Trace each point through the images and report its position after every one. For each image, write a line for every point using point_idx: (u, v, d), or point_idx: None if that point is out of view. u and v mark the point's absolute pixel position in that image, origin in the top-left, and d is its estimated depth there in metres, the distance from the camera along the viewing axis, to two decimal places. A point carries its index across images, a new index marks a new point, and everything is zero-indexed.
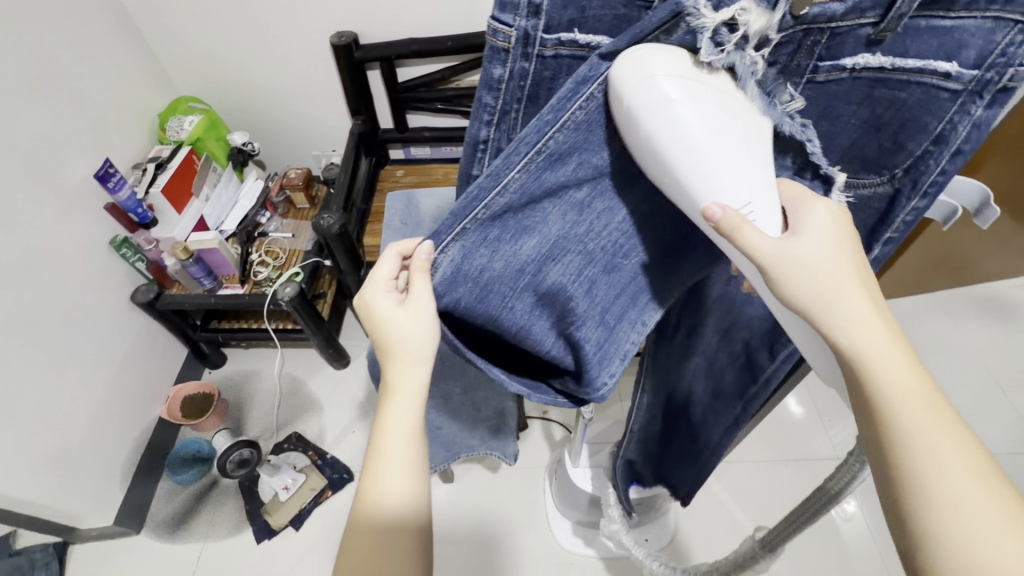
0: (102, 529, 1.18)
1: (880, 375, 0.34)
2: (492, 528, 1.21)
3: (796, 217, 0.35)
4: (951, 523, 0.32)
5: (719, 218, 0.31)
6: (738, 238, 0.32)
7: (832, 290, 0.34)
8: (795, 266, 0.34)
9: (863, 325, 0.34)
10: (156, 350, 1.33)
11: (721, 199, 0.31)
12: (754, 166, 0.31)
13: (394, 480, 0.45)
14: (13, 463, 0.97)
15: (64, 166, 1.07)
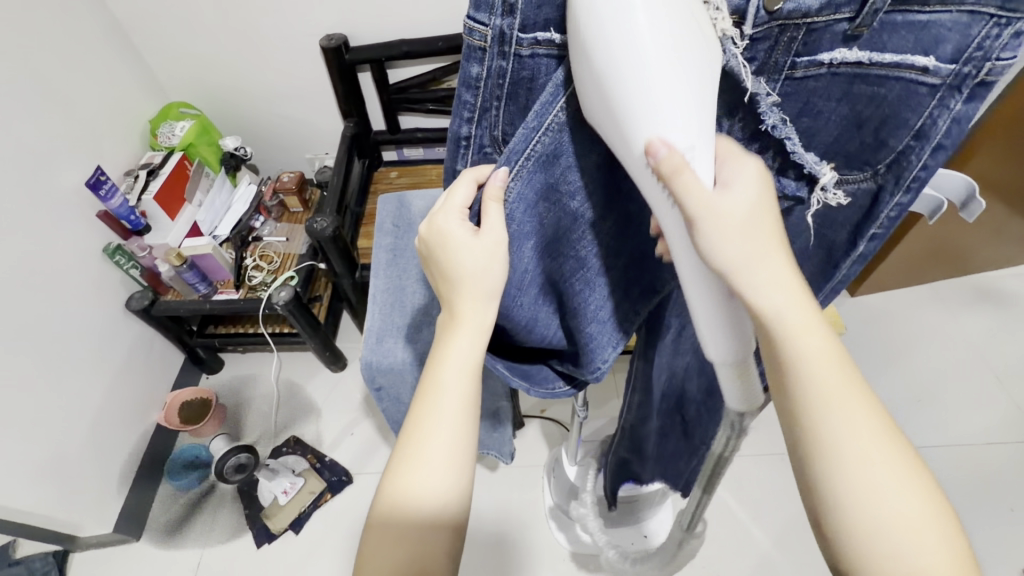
0: (103, 536, 1.18)
1: (803, 353, 0.34)
2: (492, 528, 1.21)
3: (725, 170, 0.34)
4: (855, 477, 0.33)
5: (661, 157, 0.29)
6: (676, 181, 0.30)
7: (760, 251, 0.33)
8: (724, 223, 0.32)
9: (778, 285, 0.34)
10: (153, 357, 1.33)
11: (667, 135, 0.29)
12: (703, 107, 0.29)
13: (431, 476, 0.40)
14: (10, 473, 0.97)
15: (56, 174, 1.06)
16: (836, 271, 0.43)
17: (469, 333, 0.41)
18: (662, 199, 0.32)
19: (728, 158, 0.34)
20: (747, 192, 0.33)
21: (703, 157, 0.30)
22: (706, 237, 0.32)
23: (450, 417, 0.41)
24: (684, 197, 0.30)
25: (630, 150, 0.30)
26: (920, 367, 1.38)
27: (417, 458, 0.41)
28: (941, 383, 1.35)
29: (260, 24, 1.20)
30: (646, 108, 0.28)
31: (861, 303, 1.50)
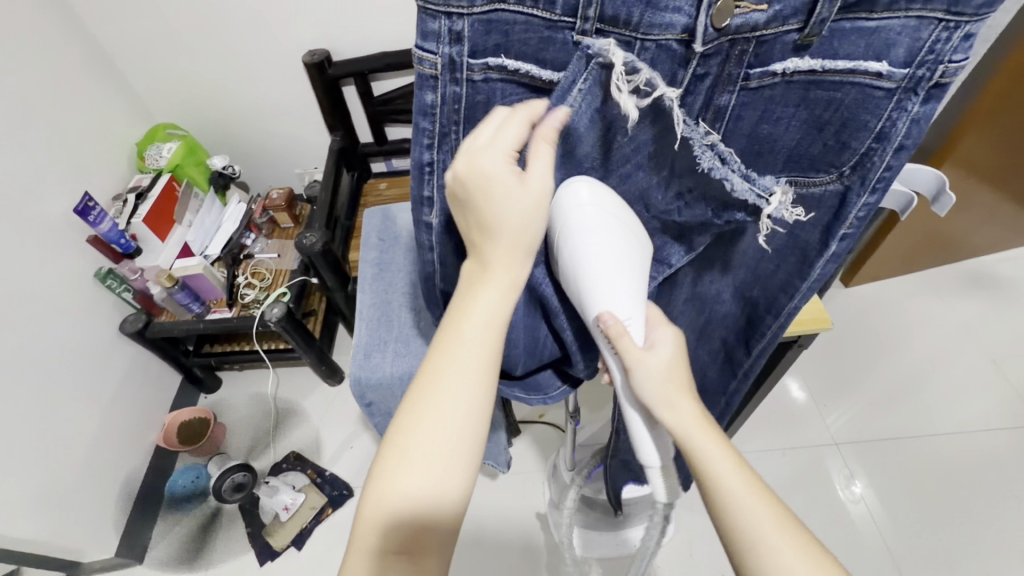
0: (104, 561, 1.18)
1: (714, 477, 0.39)
2: (493, 535, 1.21)
3: (653, 332, 0.42)
4: None
5: (610, 324, 0.38)
6: (620, 342, 0.38)
7: (672, 395, 0.40)
8: (652, 371, 0.39)
9: (694, 422, 0.40)
10: (149, 379, 1.33)
11: (614, 309, 0.38)
12: (635, 283, 0.39)
13: (423, 478, 0.37)
14: (10, 502, 0.97)
15: (44, 202, 1.07)
16: (812, 270, 0.43)
17: (496, 292, 0.38)
18: (607, 348, 0.41)
19: (655, 322, 0.42)
20: (668, 349, 0.41)
21: (637, 322, 0.39)
22: (637, 379, 0.40)
23: (457, 415, 0.37)
24: (625, 353, 0.39)
25: (588, 315, 0.40)
26: (915, 356, 1.38)
27: (409, 458, 0.37)
28: (938, 370, 1.35)
29: (242, 43, 1.21)
30: (590, 285, 0.38)
31: (855, 294, 1.49)
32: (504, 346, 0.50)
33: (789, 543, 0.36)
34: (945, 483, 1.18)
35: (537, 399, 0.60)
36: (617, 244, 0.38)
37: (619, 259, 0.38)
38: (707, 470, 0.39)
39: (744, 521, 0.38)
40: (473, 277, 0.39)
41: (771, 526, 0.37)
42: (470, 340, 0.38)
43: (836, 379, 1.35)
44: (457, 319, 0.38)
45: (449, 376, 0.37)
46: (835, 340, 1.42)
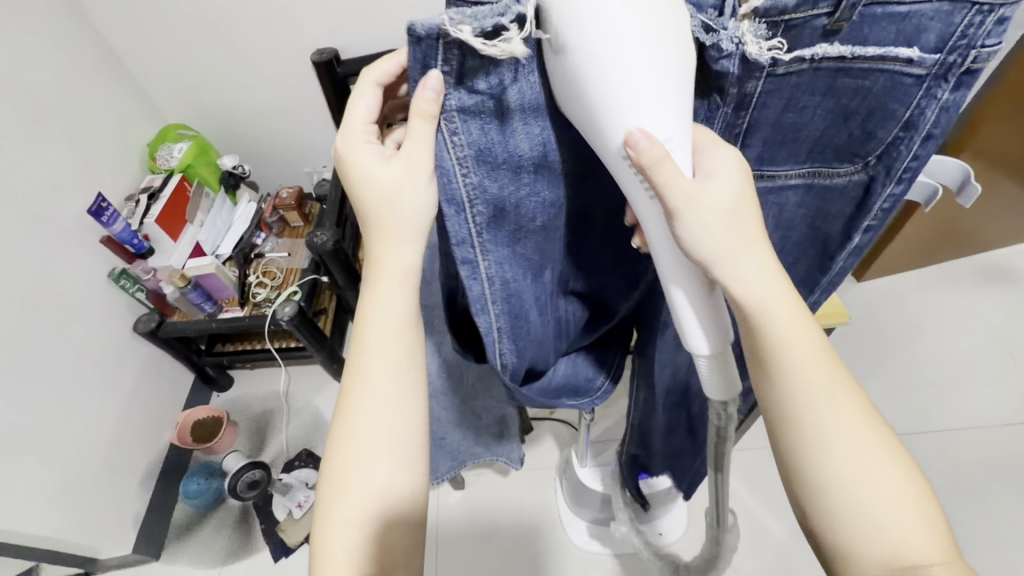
0: (121, 558, 1.19)
1: (786, 352, 0.37)
2: (505, 532, 1.21)
3: (703, 162, 0.34)
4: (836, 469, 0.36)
5: (643, 147, 0.30)
6: (660, 171, 0.31)
7: (737, 247, 0.35)
8: (704, 212, 0.34)
9: (765, 280, 0.37)
10: (162, 378, 1.35)
11: (644, 126, 0.30)
12: (672, 91, 0.30)
13: (372, 461, 0.44)
14: (28, 500, 0.98)
15: (58, 203, 1.08)
16: (832, 264, 0.43)
17: (390, 281, 0.44)
18: (641, 189, 0.34)
19: (705, 148, 0.35)
20: (724, 178, 0.34)
21: (681, 148, 0.32)
22: (685, 227, 0.34)
23: (382, 399, 0.44)
24: (665, 188, 0.32)
25: (611, 146, 0.32)
26: (930, 351, 1.36)
27: (353, 444, 0.44)
28: (954, 365, 1.33)
29: (252, 43, 1.21)
30: (612, 106, 0.29)
31: (869, 288, 1.48)
32: (546, 342, 0.50)
33: (860, 427, 0.37)
34: (962, 479, 1.16)
35: (576, 400, 0.62)
36: (631, 2, 0.27)
37: (646, 60, 0.28)
38: (784, 348, 0.37)
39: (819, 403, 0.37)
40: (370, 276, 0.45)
41: (840, 409, 0.37)
42: (390, 342, 0.45)
43: (850, 373, 1.33)
44: (366, 324, 0.45)
45: (379, 379, 0.44)
46: (848, 335, 1.40)
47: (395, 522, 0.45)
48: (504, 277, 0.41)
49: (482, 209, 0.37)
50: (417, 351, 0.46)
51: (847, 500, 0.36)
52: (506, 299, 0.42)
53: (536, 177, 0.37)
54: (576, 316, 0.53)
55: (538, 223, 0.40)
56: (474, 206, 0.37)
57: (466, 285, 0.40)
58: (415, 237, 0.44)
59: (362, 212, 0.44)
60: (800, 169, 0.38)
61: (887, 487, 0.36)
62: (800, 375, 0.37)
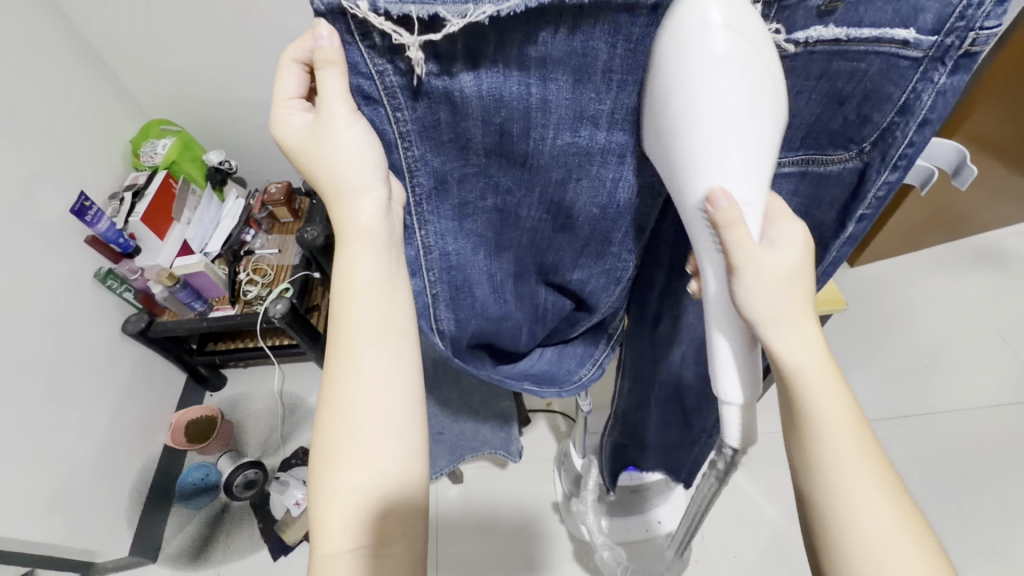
0: (119, 560, 1.19)
1: (812, 393, 0.37)
2: (503, 523, 1.22)
3: (771, 228, 0.35)
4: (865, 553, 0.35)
5: (722, 206, 0.31)
6: (728, 233, 0.31)
7: (789, 311, 0.35)
8: (766, 277, 0.34)
9: (810, 349, 0.36)
10: (155, 379, 1.33)
11: (728, 187, 0.31)
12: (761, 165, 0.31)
13: (361, 447, 0.42)
14: (21, 506, 0.97)
15: (40, 203, 1.05)
16: (827, 253, 0.42)
17: (363, 248, 0.42)
18: (710, 242, 0.34)
19: (777, 216, 0.36)
20: (790, 249, 0.34)
21: (755, 215, 0.32)
22: (743, 289, 0.34)
23: (360, 382, 0.43)
24: (734, 248, 0.32)
25: (689, 198, 0.32)
26: (924, 333, 1.37)
27: (341, 424, 0.43)
28: (945, 346, 1.35)
29: (236, 36, 1.18)
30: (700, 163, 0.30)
31: (862, 273, 1.48)
32: (503, 319, 0.51)
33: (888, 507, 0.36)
34: (954, 459, 1.18)
35: (554, 393, 0.59)
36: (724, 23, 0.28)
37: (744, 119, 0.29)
38: (809, 387, 0.37)
39: (838, 442, 0.37)
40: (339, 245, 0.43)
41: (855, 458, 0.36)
42: (368, 310, 0.43)
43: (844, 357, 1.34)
44: (338, 292, 0.43)
45: (358, 351, 0.43)
46: (842, 320, 1.41)
47: (394, 514, 0.43)
48: (445, 249, 0.43)
49: (423, 181, 0.38)
50: (396, 319, 0.43)
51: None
52: (447, 269, 0.44)
53: (486, 156, 0.37)
54: (554, 302, 0.52)
55: (489, 201, 0.40)
56: (416, 177, 0.38)
57: (404, 249, 0.43)
58: (363, 189, 0.41)
59: (321, 184, 0.43)
60: (794, 157, 0.37)
61: (889, 528, 0.35)
62: (829, 437, 0.37)
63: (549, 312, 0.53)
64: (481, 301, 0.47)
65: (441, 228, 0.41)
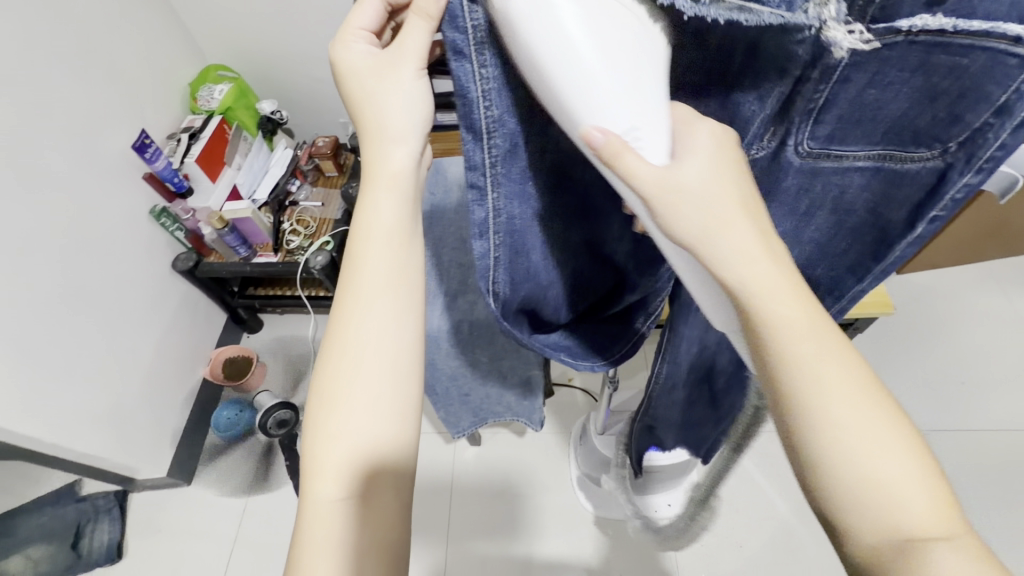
0: (158, 479, 1.28)
1: (799, 350, 0.32)
2: (515, 487, 1.26)
3: (679, 142, 0.33)
4: (836, 442, 0.31)
5: (600, 144, 0.29)
6: (617, 166, 0.30)
7: (716, 226, 0.32)
8: (680, 201, 0.32)
9: (750, 258, 0.32)
10: (198, 316, 1.40)
11: (599, 122, 0.29)
12: (639, 80, 0.29)
13: (352, 414, 0.43)
14: (76, 420, 1.05)
15: (104, 139, 1.10)
16: (890, 251, 0.41)
17: (389, 193, 0.44)
18: (615, 183, 0.32)
19: (680, 125, 0.34)
20: (696, 164, 0.32)
21: (645, 135, 0.30)
22: (662, 214, 0.32)
23: (364, 339, 0.44)
24: (631, 179, 0.30)
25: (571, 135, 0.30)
26: (964, 351, 1.32)
27: (337, 375, 0.44)
28: (985, 365, 1.30)
29: None
30: (577, 100, 0.28)
31: (907, 282, 1.43)
32: (550, 287, 0.49)
33: (851, 383, 0.32)
34: (978, 480, 1.16)
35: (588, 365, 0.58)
36: None
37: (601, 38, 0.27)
38: (778, 319, 0.32)
39: (821, 378, 0.32)
40: (366, 184, 0.45)
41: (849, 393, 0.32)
42: (383, 260, 0.44)
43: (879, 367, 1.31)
44: (361, 237, 0.44)
45: (373, 298, 0.44)
46: (880, 328, 1.37)
47: (379, 479, 0.44)
48: (511, 213, 0.40)
49: (500, 142, 0.36)
50: (407, 271, 0.45)
51: (847, 480, 0.31)
52: (509, 233, 0.41)
53: (556, 119, 0.37)
54: (597, 271, 0.51)
55: (546, 167, 0.40)
56: (493, 138, 0.36)
57: (471, 210, 0.39)
58: (403, 138, 0.44)
59: (360, 122, 0.45)
60: (872, 152, 0.36)
61: (860, 424, 0.31)
62: (820, 401, 0.32)
63: (594, 283, 0.52)
64: (533, 264, 0.45)
65: (510, 190, 0.39)
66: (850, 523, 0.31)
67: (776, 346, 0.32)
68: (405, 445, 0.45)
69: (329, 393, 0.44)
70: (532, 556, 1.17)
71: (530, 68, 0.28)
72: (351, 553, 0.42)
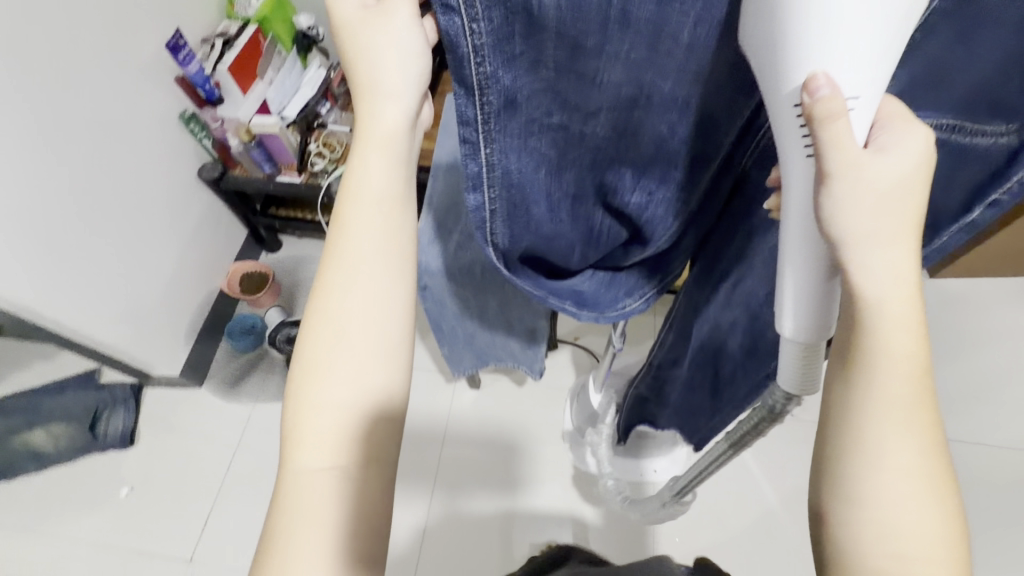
0: (171, 378, 1.34)
1: (891, 399, 0.35)
2: (509, 433, 1.29)
3: (881, 137, 0.31)
4: (886, 490, 0.35)
5: (821, 95, 0.28)
6: (826, 128, 0.29)
7: (872, 233, 0.32)
8: (859, 192, 0.31)
9: (894, 278, 0.33)
10: (219, 227, 1.41)
11: (832, 74, 0.28)
12: (885, 57, 0.28)
13: (336, 388, 0.42)
14: (96, 313, 1.08)
15: (137, 35, 1.08)
16: (934, 236, 0.40)
17: (376, 150, 0.42)
18: (800, 145, 0.31)
19: (889, 121, 0.32)
20: (897, 164, 0.31)
21: (862, 112, 0.30)
22: (831, 201, 0.31)
23: (355, 303, 0.43)
24: (829, 148, 0.29)
25: (783, 88, 0.29)
26: (983, 362, 1.29)
27: (329, 341, 0.42)
28: (1004, 380, 1.26)
29: None
30: (819, 51, 0.27)
31: (940, 286, 1.38)
32: (556, 238, 0.47)
33: (919, 455, 0.35)
34: (971, 492, 1.15)
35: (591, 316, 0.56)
36: None
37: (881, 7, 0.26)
38: (889, 353, 0.34)
39: (903, 433, 0.35)
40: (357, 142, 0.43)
41: (920, 447, 0.35)
42: (375, 225, 0.43)
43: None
44: (346, 200, 0.43)
45: (360, 265, 0.43)
46: None
47: (373, 454, 0.43)
48: (507, 167, 0.39)
49: (493, 99, 0.35)
50: (401, 233, 0.44)
51: (870, 523, 0.35)
52: (508, 186, 0.40)
53: (557, 74, 0.34)
54: (608, 229, 0.47)
55: (555, 120, 0.37)
56: (486, 95, 0.34)
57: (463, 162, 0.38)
58: (396, 95, 0.42)
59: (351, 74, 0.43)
60: (941, 121, 0.33)
61: (912, 489, 0.35)
62: (889, 457, 0.35)
63: (601, 242, 0.49)
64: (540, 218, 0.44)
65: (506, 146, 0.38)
66: (853, 549, 0.36)
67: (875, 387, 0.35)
68: (397, 395, 0.44)
69: (310, 364, 0.42)
70: (515, 501, 1.22)
71: (779, 12, 0.27)
72: (348, 536, 0.40)
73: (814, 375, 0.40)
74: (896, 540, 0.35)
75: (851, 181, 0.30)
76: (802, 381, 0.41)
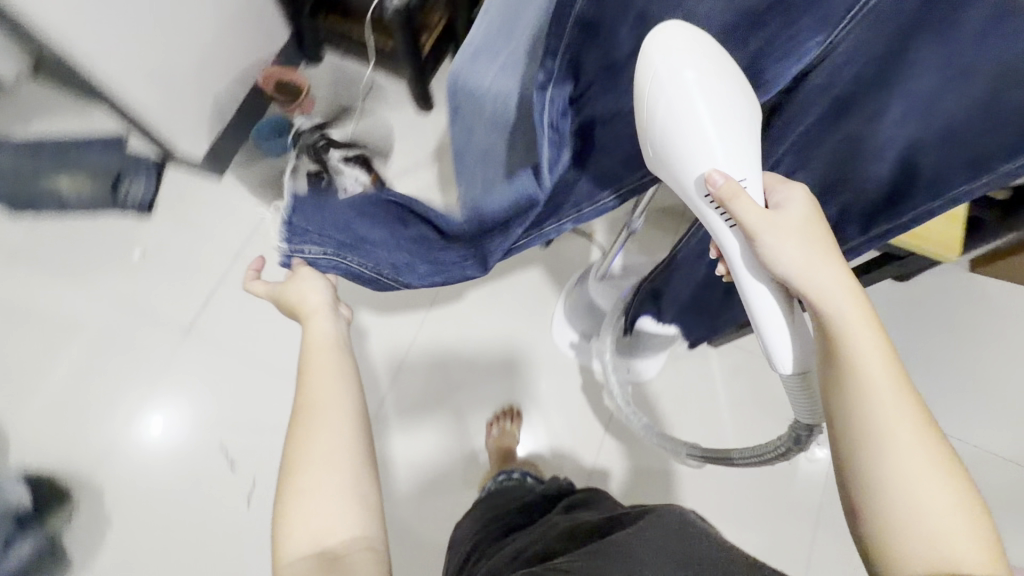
0: (194, 163, 1.36)
1: (874, 392, 0.49)
2: (501, 302, 1.34)
3: (777, 196, 0.55)
4: (895, 477, 0.47)
5: (720, 185, 0.49)
6: (732, 202, 0.50)
7: (811, 258, 0.52)
8: (781, 238, 0.52)
9: (837, 284, 0.52)
10: (266, 21, 1.35)
11: (721, 169, 0.49)
12: (744, 135, 0.48)
13: (321, 504, 0.53)
14: (131, 70, 1.06)
15: None
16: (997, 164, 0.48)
17: (329, 347, 0.65)
18: (722, 223, 0.55)
19: (779, 186, 0.55)
20: (793, 209, 0.54)
21: (752, 185, 0.51)
22: (763, 245, 0.52)
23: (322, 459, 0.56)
24: (742, 218, 0.51)
25: (692, 179, 0.51)
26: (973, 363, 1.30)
27: (304, 496, 0.54)
28: None
29: None
30: (714, 153, 0.48)
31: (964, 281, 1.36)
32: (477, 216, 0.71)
33: (914, 428, 0.48)
34: None
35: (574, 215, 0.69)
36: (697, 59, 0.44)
37: (730, 103, 0.46)
38: (855, 351, 0.50)
39: (895, 419, 0.48)
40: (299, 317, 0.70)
41: (914, 438, 0.47)
42: (330, 393, 0.60)
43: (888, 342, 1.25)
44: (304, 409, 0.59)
45: (306, 472, 0.55)
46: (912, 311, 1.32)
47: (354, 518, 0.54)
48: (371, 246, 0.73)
49: (327, 238, 0.69)
50: (339, 387, 0.60)
51: (911, 517, 0.46)
52: (413, 244, 0.75)
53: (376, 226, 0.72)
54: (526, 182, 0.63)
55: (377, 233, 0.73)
56: (314, 246, 0.69)
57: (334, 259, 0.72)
58: (326, 317, 0.67)
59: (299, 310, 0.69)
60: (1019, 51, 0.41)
61: (925, 462, 0.47)
62: (899, 441, 0.47)
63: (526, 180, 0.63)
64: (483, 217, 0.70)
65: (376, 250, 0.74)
66: (905, 554, 0.46)
67: (851, 380, 0.50)
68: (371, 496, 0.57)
69: (296, 466, 0.55)
70: (494, 360, 1.30)
71: (665, 139, 0.48)
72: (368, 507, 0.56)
73: (812, 382, 0.60)
74: (937, 525, 0.45)
75: (772, 242, 0.52)
76: (805, 392, 0.61)
